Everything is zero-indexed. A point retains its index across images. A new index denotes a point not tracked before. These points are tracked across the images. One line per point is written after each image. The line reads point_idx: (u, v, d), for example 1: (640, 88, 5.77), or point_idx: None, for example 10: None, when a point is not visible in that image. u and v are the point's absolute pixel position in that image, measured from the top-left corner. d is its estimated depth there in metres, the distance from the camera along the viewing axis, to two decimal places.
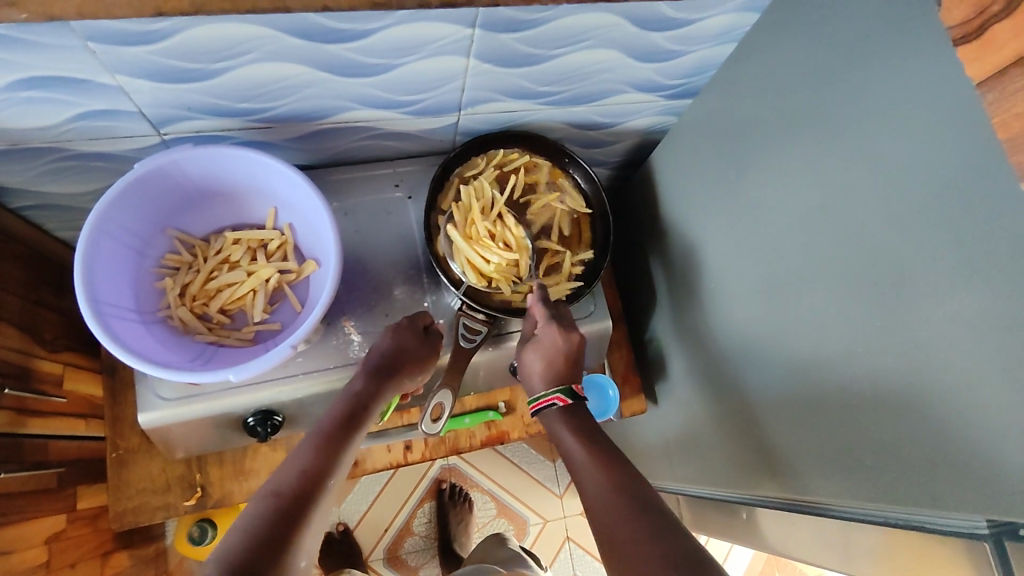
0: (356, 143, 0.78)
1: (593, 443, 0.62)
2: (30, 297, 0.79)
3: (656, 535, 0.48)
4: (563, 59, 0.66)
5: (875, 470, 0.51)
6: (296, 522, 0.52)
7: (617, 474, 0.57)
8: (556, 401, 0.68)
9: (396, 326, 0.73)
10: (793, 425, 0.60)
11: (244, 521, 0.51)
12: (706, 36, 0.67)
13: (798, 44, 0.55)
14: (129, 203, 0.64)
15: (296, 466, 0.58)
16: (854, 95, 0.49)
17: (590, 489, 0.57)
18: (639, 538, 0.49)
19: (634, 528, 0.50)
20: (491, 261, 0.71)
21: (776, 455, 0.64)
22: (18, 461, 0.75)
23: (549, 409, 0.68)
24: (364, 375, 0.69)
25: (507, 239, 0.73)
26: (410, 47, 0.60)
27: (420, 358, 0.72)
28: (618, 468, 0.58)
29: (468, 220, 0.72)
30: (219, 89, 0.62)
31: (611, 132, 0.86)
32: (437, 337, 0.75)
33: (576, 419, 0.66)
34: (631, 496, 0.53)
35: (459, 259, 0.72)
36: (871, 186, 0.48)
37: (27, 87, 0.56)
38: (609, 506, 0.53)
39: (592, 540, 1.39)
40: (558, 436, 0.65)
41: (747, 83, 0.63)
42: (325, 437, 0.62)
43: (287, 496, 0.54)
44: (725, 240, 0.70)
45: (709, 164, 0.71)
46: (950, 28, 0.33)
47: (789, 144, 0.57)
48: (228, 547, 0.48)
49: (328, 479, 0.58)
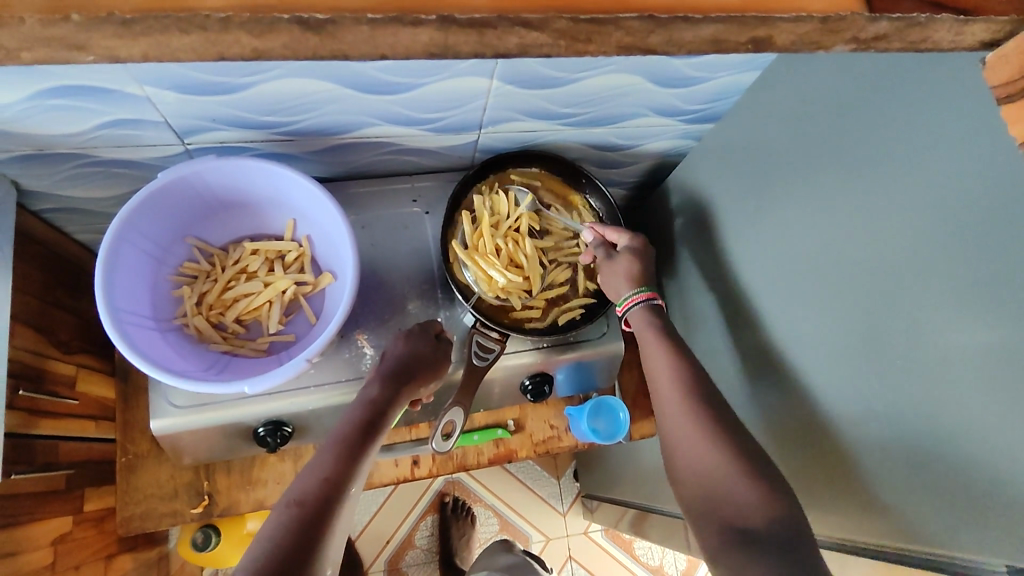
0: (376, 157, 0.78)
1: (674, 353, 0.66)
2: (47, 299, 0.80)
3: (709, 431, 0.59)
4: (585, 83, 0.67)
5: (903, 508, 0.51)
6: (318, 534, 0.54)
7: (692, 378, 0.64)
8: (644, 299, 0.71)
9: (406, 333, 0.73)
10: (823, 457, 0.60)
11: (269, 532, 0.53)
12: (729, 65, 0.67)
13: (825, 78, 0.55)
14: (151, 211, 0.65)
15: (317, 475, 0.59)
16: (882, 134, 0.50)
17: (663, 384, 0.65)
18: (695, 432, 0.59)
19: (693, 422, 0.60)
20: (493, 274, 0.72)
21: (806, 483, 0.63)
22: (28, 462, 0.75)
23: (636, 308, 0.71)
24: (380, 380, 0.70)
25: (514, 258, 0.74)
26: (436, 68, 0.60)
27: (432, 365, 0.72)
28: (693, 372, 0.65)
29: (478, 231, 0.74)
30: (246, 102, 0.62)
31: (629, 154, 0.86)
32: (446, 345, 0.74)
33: (665, 328, 0.69)
34: (700, 398, 0.62)
35: (468, 268, 0.74)
36: (904, 221, 0.48)
37: (57, 95, 0.57)
38: (679, 409, 0.62)
39: (595, 560, 1.38)
40: (645, 339, 0.69)
41: (771, 113, 0.63)
42: (345, 445, 0.63)
43: (310, 506, 0.56)
44: (746, 267, 0.69)
45: (730, 192, 0.72)
46: (994, 88, 0.42)
47: (815, 177, 0.57)
48: (255, 559, 0.50)
49: (347, 488, 0.60)
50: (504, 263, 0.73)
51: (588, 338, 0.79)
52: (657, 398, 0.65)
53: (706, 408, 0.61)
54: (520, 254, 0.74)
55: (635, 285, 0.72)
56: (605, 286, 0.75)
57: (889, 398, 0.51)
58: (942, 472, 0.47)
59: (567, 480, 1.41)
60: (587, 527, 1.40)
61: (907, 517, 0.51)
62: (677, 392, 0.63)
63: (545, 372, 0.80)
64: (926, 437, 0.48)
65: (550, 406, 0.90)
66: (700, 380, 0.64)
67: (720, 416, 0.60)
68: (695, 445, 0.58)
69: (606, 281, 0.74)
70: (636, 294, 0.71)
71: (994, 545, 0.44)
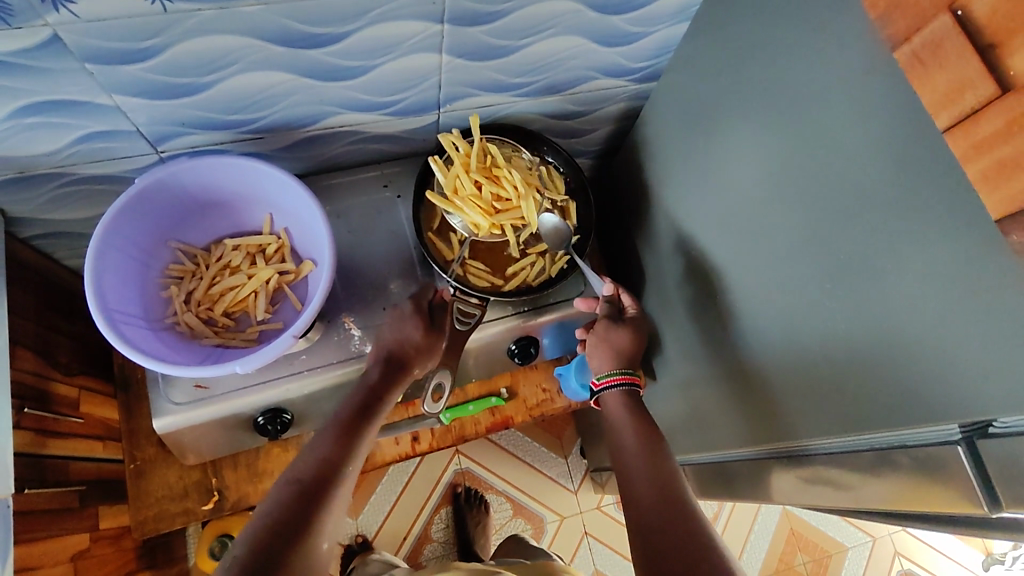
0: (344, 148, 0.82)
1: (650, 442, 0.66)
2: (42, 323, 0.82)
3: (648, 458, 0.65)
4: (530, 49, 0.70)
5: (859, 401, 0.53)
6: (313, 509, 0.58)
7: (645, 422, 0.69)
8: (626, 382, 0.73)
9: (399, 313, 0.75)
10: (783, 373, 0.62)
11: (266, 511, 0.57)
12: (662, 16, 0.71)
13: (742, 12, 0.59)
14: (132, 217, 0.68)
15: (316, 455, 0.64)
16: (791, 53, 0.53)
17: (625, 427, 0.69)
18: (636, 462, 0.65)
19: (636, 456, 0.65)
20: (476, 218, 0.73)
21: (773, 406, 0.65)
22: (41, 480, 0.77)
23: (611, 391, 0.73)
24: (379, 363, 0.73)
25: (497, 193, 0.74)
26: (385, 46, 0.64)
27: (428, 345, 0.74)
28: (644, 415, 0.70)
29: (454, 173, 0.74)
30: (210, 102, 0.65)
31: (586, 121, 0.90)
32: (440, 316, 0.76)
33: (632, 399, 0.72)
34: (647, 432, 0.67)
35: (450, 212, 0.75)
36: (824, 126, 0.51)
37: (33, 112, 0.60)
38: (629, 444, 0.67)
39: (611, 533, 1.40)
40: (616, 420, 0.71)
41: (703, 56, 0.67)
42: (343, 428, 0.67)
43: (309, 484, 0.60)
44: (700, 206, 0.72)
45: (680, 137, 0.75)
46: None
47: (746, 106, 0.60)
48: (255, 533, 0.55)
49: (345, 469, 0.64)
50: (487, 202, 0.74)
51: (567, 297, 0.82)
52: (625, 479, 0.64)
53: (649, 441, 0.66)
54: (501, 188, 0.74)
55: (613, 366, 0.75)
56: (593, 351, 0.77)
57: (828, 301, 0.54)
58: (883, 353, 0.49)
59: (575, 457, 1.44)
60: (600, 501, 1.42)
61: (864, 407, 0.53)
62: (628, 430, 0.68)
63: (530, 336, 0.83)
64: (865, 324, 0.51)
65: (540, 371, 0.93)
66: (648, 419, 0.69)
67: (660, 447, 0.66)
68: (631, 474, 0.64)
69: (595, 342, 0.77)
70: (614, 375, 0.73)
71: (938, 411, 0.46)
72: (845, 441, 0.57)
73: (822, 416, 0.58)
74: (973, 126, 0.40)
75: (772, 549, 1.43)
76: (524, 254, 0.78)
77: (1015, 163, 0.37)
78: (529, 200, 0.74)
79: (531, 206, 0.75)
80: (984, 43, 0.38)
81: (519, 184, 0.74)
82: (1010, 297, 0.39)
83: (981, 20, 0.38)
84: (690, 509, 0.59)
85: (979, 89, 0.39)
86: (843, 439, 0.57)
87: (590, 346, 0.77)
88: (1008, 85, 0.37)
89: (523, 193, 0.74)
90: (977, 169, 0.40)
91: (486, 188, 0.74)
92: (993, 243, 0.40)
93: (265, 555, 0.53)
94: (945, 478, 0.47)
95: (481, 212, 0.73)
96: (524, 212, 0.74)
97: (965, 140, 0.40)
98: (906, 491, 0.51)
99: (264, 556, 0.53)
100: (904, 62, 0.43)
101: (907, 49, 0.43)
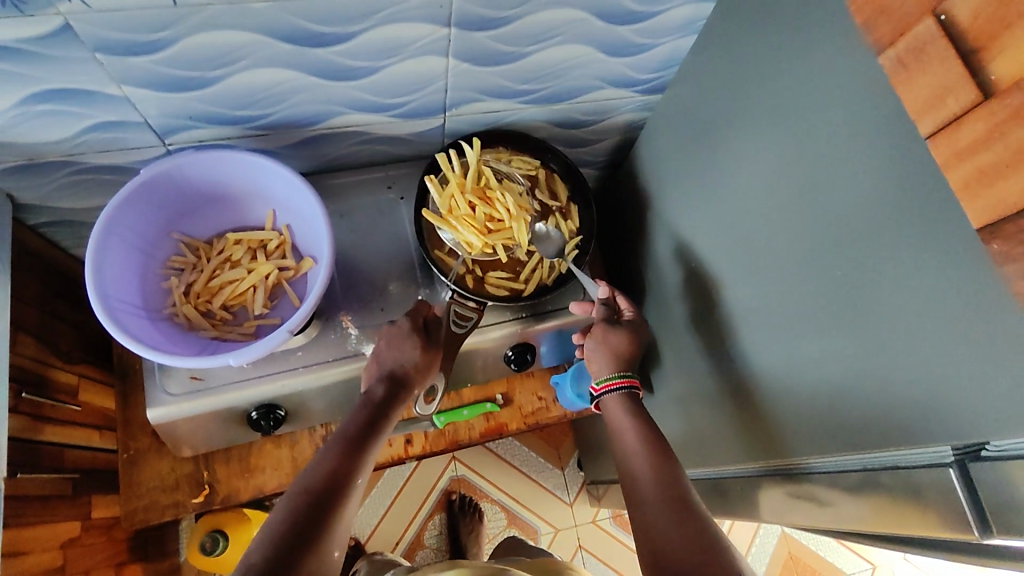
0: (349, 148, 0.82)
1: (657, 451, 0.66)
2: (46, 309, 0.83)
3: (657, 467, 0.64)
4: (537, 56, 0.71)
5: (852, 419, 0.52)
6: (322, 520, 0.58)
7: (653, 432, 0.68)
8: (624, 384, 0.73)
9: (397, 332, 0.74)
10: (778, 389, 0.61)
11: (276, 523, 0.56)
12: (669, 28, 0.71)
13: (745, 27, 0.59)
14: (137, 207, 0.69)
15: (324, 465, 0.63)
16: (791, 69, 0.53)
17: (631, 439, 0.68)
18: (645, 472, 0.64)
19: (646, 467, 0.64)
20: (469, 237, 0.73)
21: (767, 422, 0.64)
22: (35, 466, 0.78)
23: (611, 393, 0.73)
24: (382, 382, 0.72)
25: (491, 214, 0.74)
26: (392, 48, 0.65)
27: (425, 366, 0.74)
28: (651, 425, 0.69)
29: (449, 194, 0.74)
30: (218, 97, 0.66)
31: (593, 130, 0.90)
32: (436, 332, 0.75)
33: (639, 408, 0.71)
34: (656, 444, 0.66)
35: (445, 230, 0.75)
36: (822, 142, 0.51)
37: (42, 100, 0.61)
38: (638, 457, 0.65)
39: (604, 548, 1.39)
40: (622, 429, 0.69)
41: (707, 70, 0.67)
42: (349, 439, 0.67)
43: (317, 494, 0.60)
44: (700, 219, 0.72)
45: (682, 150, 0.74)
46: None
47: (746, 119, 0.60)
48: (266, 544, 0.54)
49: (352, 478, 0.64)
50: (480, 223, 0.73)
51: (566, 304, 0.81)
52: (633, 491, 0.63)
53: (658, 452, 0.65)
54: (495, 209, 0.74)
55: (613, 370, 0.74)
56: (590, 354, 0.77)
57: (824, 318, 0.53)
58: (875, 373, 0.49)
59: (572, 470, 1.43)
60: (595, 515, 1.40)
61: (857, 426, 0.52)
62: (638, 442, 0.67)
63: (527, 343, 0.83)
64: (859, 342, 0.50)
65: (537, 379, 0.93)
66: (657, 430, 0.68)
67: (670, 457, 0.65)
68: (639, 484, 0.63)
69: (593, 345, 0.76)
70: (615, 379, 0.73)
71: (929, 432, 0.45)
72: (836, 461, 0.56)
73: (814, 433, 0.57)
74: (969, 142, 0.39)
75: (770, 572, 1.40)
76: (530, 254, 0.78)
77: (997, 178, 0.38)
78: (522, 223, 0.74)
79: (522, 227, 0.74)
80: (969, 58, 0.39)
81: (512, 206, 0.74)
82: (1002, 317, 0.39)
83: (962, 25, 0.39)
84: (697, 516, 0.58)
85: (961, 94, 0.39)
86: (834, 458, 0.56)
87: (586, 352, 0.78)
88: (990, 91, 0.38)
89: (517, 215, 0.74)
90: (971, 188, 0.39)
91: (479, 209, 0.73)
92: (984, 263, 0.39)
93: (278, 567, 0.53)
94: (937, 502, 0.46)
95: (474, 233, 0.73)
96: (517, 234, 0.74)
97: (950, 155, 0.40)
98: (895, 512, 0.50)
99: (276, 568, 0.53)
100: (902, 80, 0.43)
101: (892, 57, 0.43)
